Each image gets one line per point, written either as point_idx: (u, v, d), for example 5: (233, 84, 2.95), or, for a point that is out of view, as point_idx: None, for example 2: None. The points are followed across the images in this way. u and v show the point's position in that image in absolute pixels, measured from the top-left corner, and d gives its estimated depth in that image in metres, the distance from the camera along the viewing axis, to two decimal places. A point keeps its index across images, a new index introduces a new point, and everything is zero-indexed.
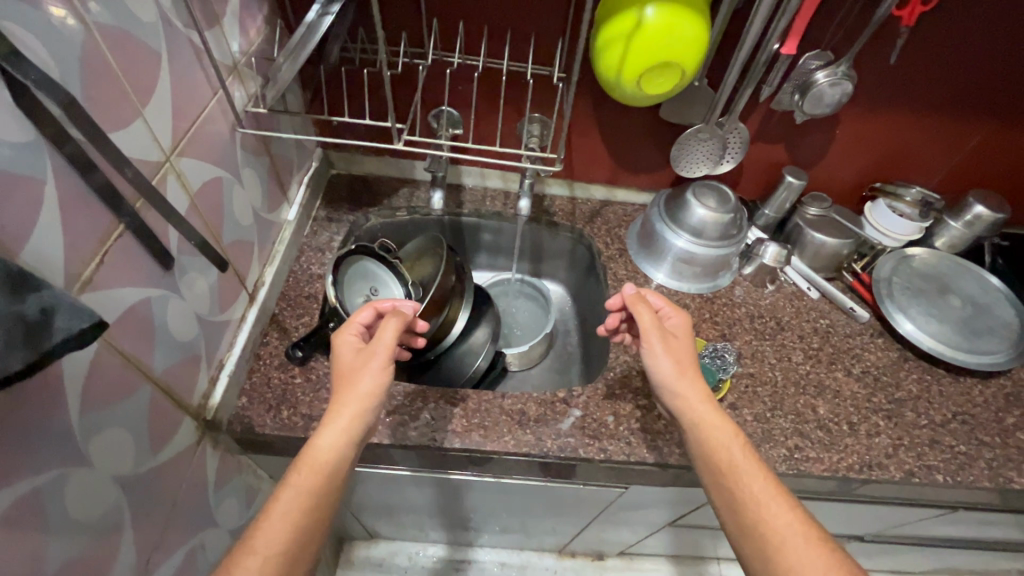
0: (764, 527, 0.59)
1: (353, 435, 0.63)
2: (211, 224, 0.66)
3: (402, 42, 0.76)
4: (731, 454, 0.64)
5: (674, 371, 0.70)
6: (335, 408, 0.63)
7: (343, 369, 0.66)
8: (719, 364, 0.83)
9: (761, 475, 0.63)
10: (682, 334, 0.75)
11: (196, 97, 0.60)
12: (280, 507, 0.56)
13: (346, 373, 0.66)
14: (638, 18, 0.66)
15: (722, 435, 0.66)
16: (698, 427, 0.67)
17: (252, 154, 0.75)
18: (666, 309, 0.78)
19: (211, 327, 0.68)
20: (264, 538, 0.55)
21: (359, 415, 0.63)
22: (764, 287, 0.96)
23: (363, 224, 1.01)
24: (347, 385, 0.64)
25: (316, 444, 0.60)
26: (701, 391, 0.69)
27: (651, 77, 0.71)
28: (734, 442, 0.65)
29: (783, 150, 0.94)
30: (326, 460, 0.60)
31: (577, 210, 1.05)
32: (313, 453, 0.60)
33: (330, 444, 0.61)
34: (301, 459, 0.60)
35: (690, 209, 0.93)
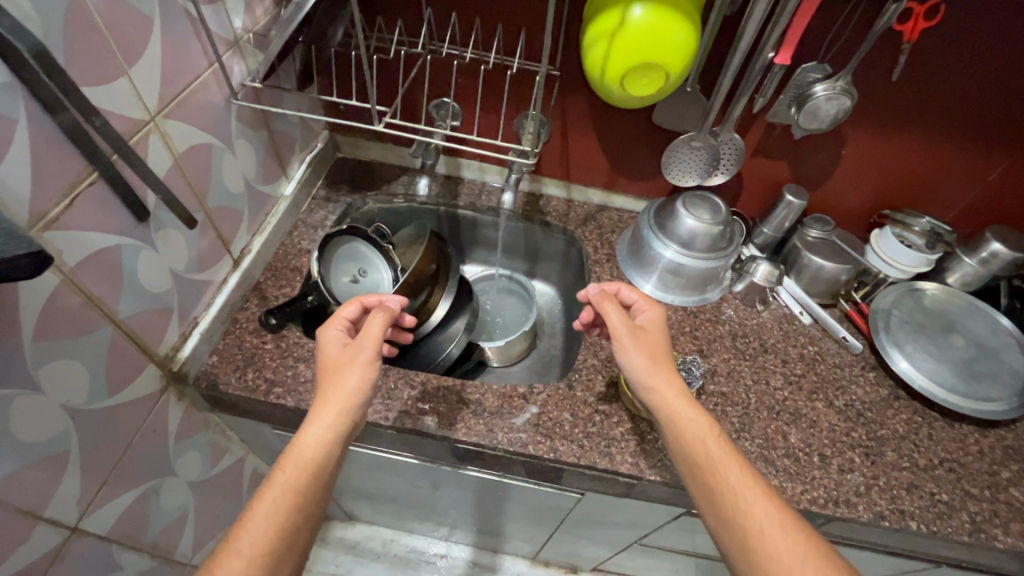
0: (750, 524, 0.56)
1: (340, 425, 0.63)
2: (195, 186, 0.70)
3: (399, 31, 0.79)
4: (707, 446, 0.62)
5: (647, 368, 0.68)
6: (322, 402, 0.64)
7: (329, 364, 0.68)
8: (686, 376, 0.80)
9: (741, 468, 0.60)
10: (655, 326, 0.74)
11: (189, 65, 0.64)
12: (266, 503, 0.57)
13: (333, 369, 0.67)
14: (623, 18, 0.66)
15: (701, 428, 0.63)
16: (676, 421, 0.65)
17: (249, 126, 0.79)
18: (641, 303, 0.77)
19: (187, 284, 0.72)
20: (249, 538, 0.54)
21: (348, 408, 0.64)
22: (752, 306, 0.93)
23: (360, 207, 1.04)
24: (334, 380, 0.66)
25: (303, 438, 0.61)
26: (676, 381, 0.68)
27: (635, 78, 0.70)
28: (710, 434, 0.63)
29: (786, 167, 0.91)
30: (314, 453, 0.61)
31: (571, 213, 1.05)
32: (300, 448, 0.61)
33: (316, 437, 0.62)
34: (286, 455, 0.60)
35: (679, 218, 0.91)
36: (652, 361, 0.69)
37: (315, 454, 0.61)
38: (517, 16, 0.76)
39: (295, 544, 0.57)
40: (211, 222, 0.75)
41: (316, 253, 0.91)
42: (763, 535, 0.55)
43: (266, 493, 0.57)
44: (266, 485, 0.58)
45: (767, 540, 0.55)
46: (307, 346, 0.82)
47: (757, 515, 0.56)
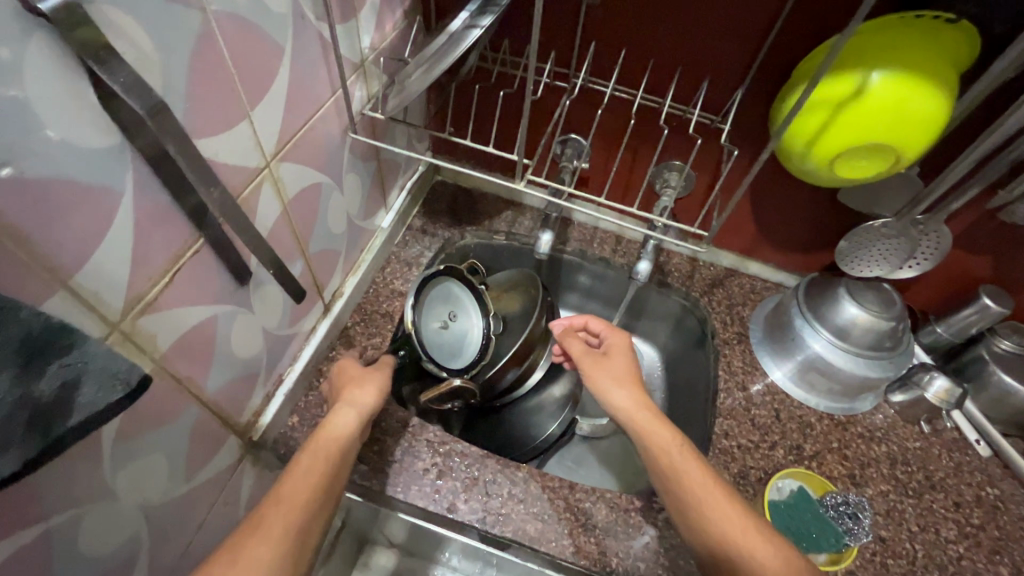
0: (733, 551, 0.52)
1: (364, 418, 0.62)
2: (300, 233, 0.60)
3: (548, 62, 0.66)
4: (675, 470, 0.58)
5: (625, 400, 0.64)
6: (340, 405, 0.62)
7: (347, 376, 0.66)
8: (850, 528, 0.66)
9: (713, 491, 0.56)
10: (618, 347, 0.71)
11: (314, 97, 0.54)
12: (299, 473, 0.53)
13: (353, 380, 0.65)
14: (860, 84, 0.51)
15: (679, 455, 0.58)
16: (654, 450, 0.59)
17: (359, 159, 0.68)
18: (607, 330, 0.74)
19: (277, 340, 0.63)
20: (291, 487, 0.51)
21: (366, 412, 0.62)
22: (915, 425, 0.77)
23: (456, 241, 0.91)
24: (353, 388, 0.64)
25: (329, 430, 0.58)
26: (647, 406, 0.63)
27: (851, 158, 0.55)
28: (677, 443, 0.60)
29: (986, 263, 0.73)
30: (337, 443, 0.58)
31: (696, 276, 0.91)
32: (326, 438, 0.57)
33: (345, 422, 0.60)
34: (312, 441, 0.57)
35: (837, 311, 0.75)
36: (626, 387, 0.65)
37: (335, 442, 0.58)
38: (696, 59, 0.62)
39: (320, 523, 0.52)
40: (309, 270, 0.65)
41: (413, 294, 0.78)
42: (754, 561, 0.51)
43: (293, 470, 0.53)
44: (293, 465, 0.54)
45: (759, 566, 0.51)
46: (393, 417, 0.71)
47: (743, 539, 0.53)
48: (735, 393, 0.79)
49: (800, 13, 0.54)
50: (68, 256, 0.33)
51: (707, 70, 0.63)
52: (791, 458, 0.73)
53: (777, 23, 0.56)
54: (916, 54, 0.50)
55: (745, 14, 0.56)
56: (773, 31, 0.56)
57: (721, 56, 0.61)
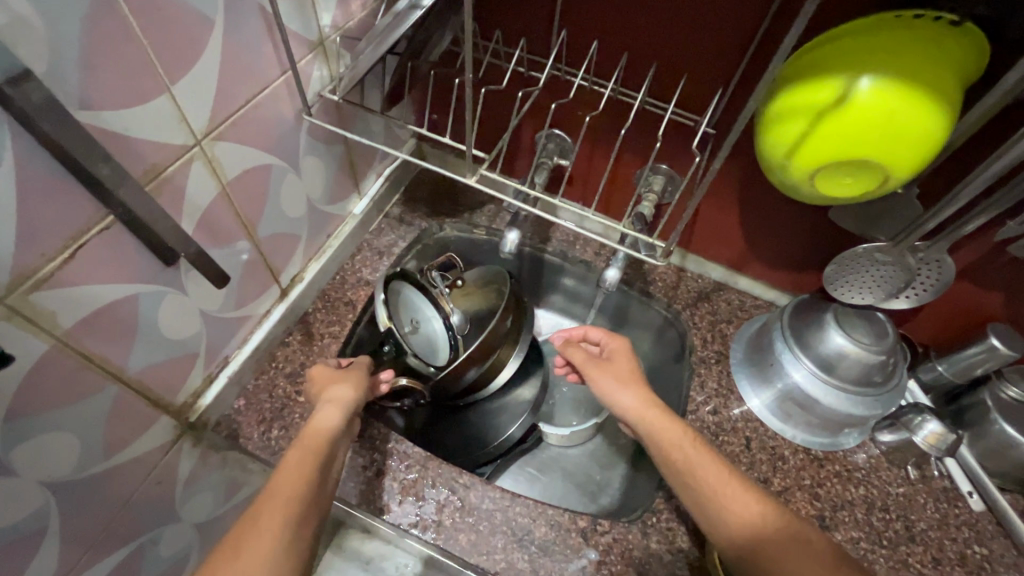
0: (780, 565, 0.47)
1: (348, 412, 0.59)
2: (245, 215, 0.58)
3: (521, 51, 0.62)
4: (698, 479, 0.54)
5: (632, 400, 0.61)
6: (325, 401, 0.59)
7: (324, 378, 0.62)
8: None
9: (744, 498, 0.52)
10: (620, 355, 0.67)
11: (256, 75, 0.51)
12: (292, 464, 0.50)
13: (328, 380, 0.62)
14: (845, 90, 0.45)
15: (704, 465, 0.54)
16: (669, 450, 0.56)
17: (322, 142, 0.66)
18: (602, 339, 0.70)
19: (222, 322, 0.62)
20: (285, 480, 0.49)
21: (350, 405, 0.59)
22: (901, 469, 0.71)
23: (435, 233, 0.89)
24: (333, 385, 0.61)
25: (314, 425, 0.56)
26: (656, 410, 0.60)
27: (834, 172, 0.49)
28: (692, 443, 0.56)
29: (998, 301, 0.66)
30: (325, 436, 0.55)
31: (680, 287, 0.86)
32: (311, 434, 0.55)
33: (327, 420, 0.57)
34: (302, 436, 0.54)
35: (821, 340, 0.69)
36: (631, 387, 0.62)
37: (321, 437, 0.55)
38: (677, 56, 0.57)
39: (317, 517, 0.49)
40: (259, 253, 0.63)
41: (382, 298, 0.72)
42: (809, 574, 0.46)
43: (287, 462, 0.51)
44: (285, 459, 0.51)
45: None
46: None
47: (794, 552, 0.48)
48: (705, 416, 0.74)
49: (786, 9, 0.49)
50: None
51: (688, 68, 0.58)
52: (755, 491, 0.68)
53: (761, 20, 0.51)
54: (911, 58, 0.44)
55: (726, 8, 0.51)
56: (757, 28, 0.51)
57: (702, 54, 0.56)
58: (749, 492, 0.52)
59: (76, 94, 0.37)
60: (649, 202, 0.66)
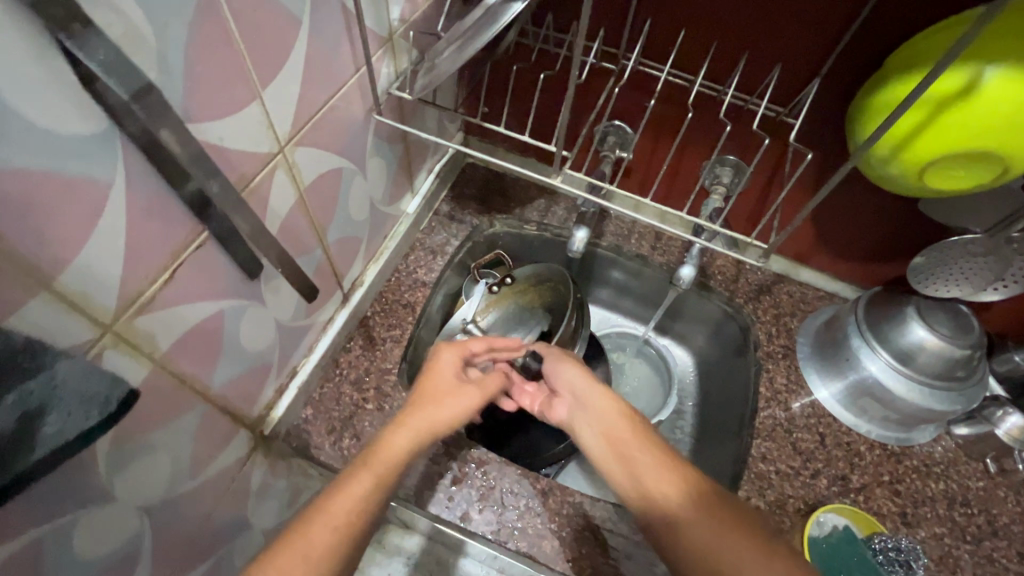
0: (686, 532, 0.45)
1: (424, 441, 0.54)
2: (317, 221, 0.56)
3: (596, 42, 0.60)
4: (630, 462, 0.51)
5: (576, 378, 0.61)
6: (410, 417, 0.55)
7: (435, 388, 0.58)
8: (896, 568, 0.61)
9: (661, 467, 0.49)
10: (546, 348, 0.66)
11: (334, 75, 0.49)
12: (347, 492, 0.47)
13: (444, 389, 0.58)
14: (969, 82, 0.42)
15: (641, 448, 0.52)
16: (602, 424, 0.56)
17: (385, 141, 0.64)
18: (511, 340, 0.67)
19: (292, 331, 0.60)
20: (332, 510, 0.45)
21: (439, 430, 0.56)
22: (980, 462, 0.70)
23: (485, 230, 0.86)
24: (448, 399, 0.58)
25: (390, 440, 0.52)
26: (600, 397, 0.59)
27: (948, 165, 0.47)
28: (622, 417, 0.56)
29: None
30: (396, 460, 0.51)
31: (741, 281, 0.84)
32: (384, 453, 0.51)
33: (404, 443, 0.52)
34: (371, 455, 0.50)
35: (903, 333, 0.67)
36: (576, 367, 0.62)
37: (391, 462, 0.50)
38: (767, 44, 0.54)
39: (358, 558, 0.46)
40: (327, 259, 0.61)
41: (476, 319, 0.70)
42: (713, 536, 0.43)
43: (349, 486, 0.47)
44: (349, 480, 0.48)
45: (716, 551, 0.42)
46: None
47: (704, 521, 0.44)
48: (777, 413, 0.72)
49: None
50: (47, 256, 0.30)
51: (778, 55, 0.55)
52: (835, 489, 0.67)
53: (867, 3, 0.48)
54: None
55: None
56: (862, 12, 0.48)
57: (796, 41, 0.53)
58: (667, 458, 0.50)
59: (182, 105, 0.34)
60: (718, 194, 0.64)
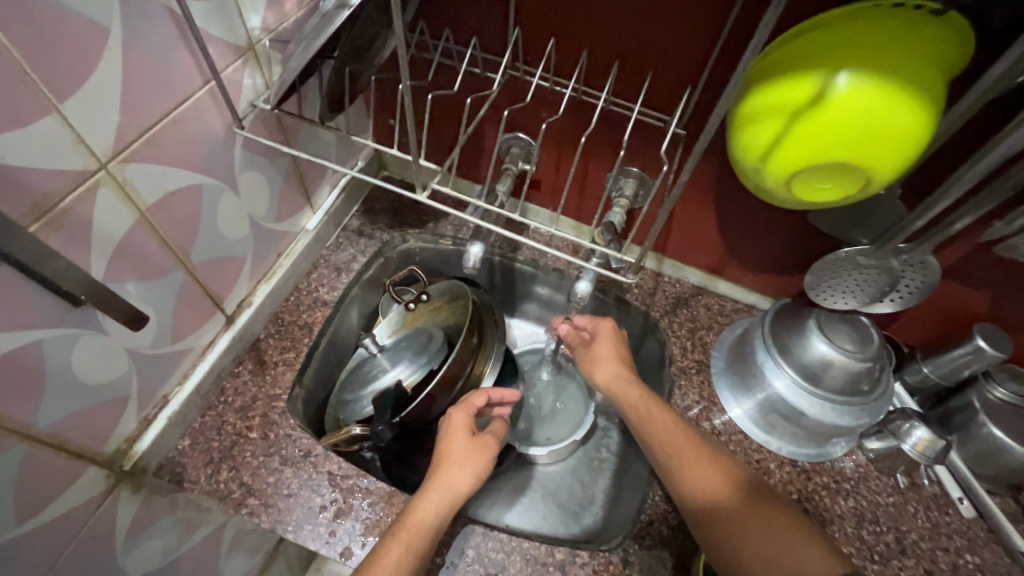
0: (736, 541, 0.50)
1: (454, 507, 0.55)
2: (172, 240, 0.52)
3: (473, 50, 0.58)
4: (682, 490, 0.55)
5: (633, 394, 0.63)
6: (434, 485, 0.55)
7: (454, 447, 0.58)
8: None
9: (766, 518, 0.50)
10: (598, 341, 0.69)
11: (174, 85, 0.46)
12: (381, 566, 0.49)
13: (464, 454, 0.58)
14: (822, 88, 0.41)
15: (710, 479, 0.54)
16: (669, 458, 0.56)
17: (261, 156, 0.61)
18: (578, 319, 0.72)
19: (155, 360, 0.56)
20: None
21: (462, 497, 0.55)
22: (890, 476, 0.68)
23: (397, 245, 0.82)
24: (454, 467, 0.56)
25: (420, 508, 0.53)
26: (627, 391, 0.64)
27: (815, 177, 0.46)
28: (683, 441, 0.57)
29: (985, 299, 0.63)
30: (429, 530, 0.52)
31: (658, 294, 0.81)
32: (413, 517, 0.52)
33: (433, 507, 0.53)
34: (399, 528, 0.52)
35: (807, 345, 0.65)
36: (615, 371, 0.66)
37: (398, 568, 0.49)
38: (641, 54, 0.54)
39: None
40: (194, 280, 0.57)
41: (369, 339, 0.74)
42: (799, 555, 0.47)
43: (384, 558, 0.49)
44: (382, 555, 0.50)
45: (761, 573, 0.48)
46: (297, 444, 0.64)
47: (752, 525, 0.50)
48: None
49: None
50: None
51: (654, 64, 0.54)
52: None
53: (735, 6, 0.47)
54: (885, 55, 0.40)
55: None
56: (731, 14, 0.47)
57: (666, 50, 0.52)
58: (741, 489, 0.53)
59: None
60: (618, 208, 0.62)
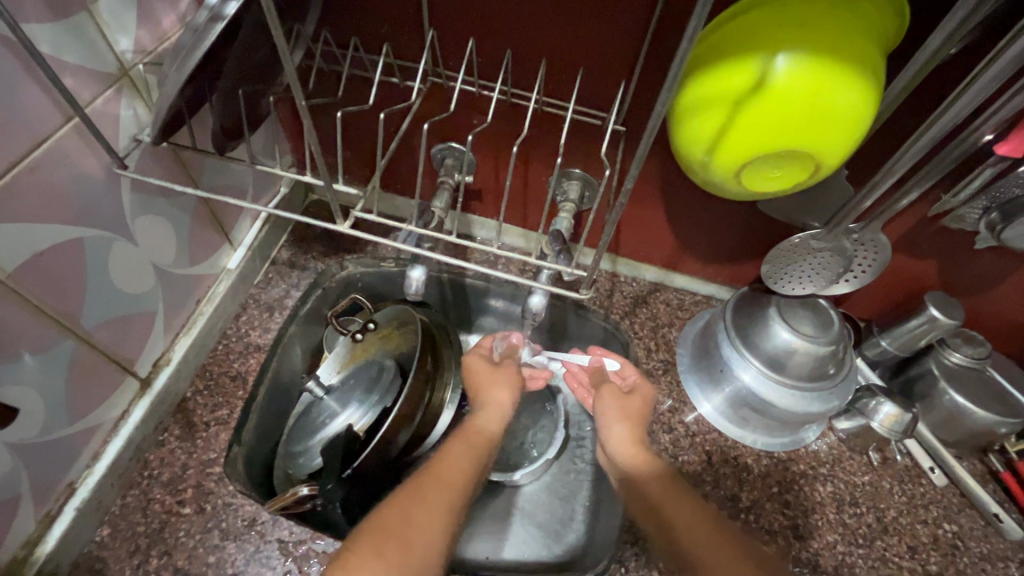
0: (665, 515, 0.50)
1: (502, 417, 0.64)
2: (52, 308, 0.45)
3: (388, 57, 0.53)
4: (625, 464, 0.58)
5: (621, 434, 0.60)
6: (483, 400, 0.65)
7: (482, 374, 0.68)
8: None
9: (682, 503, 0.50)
10: (640, 399, 0.64)
11: (22, 127, 0.39)
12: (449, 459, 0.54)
13: (489, 380, 0.67)
14: (763, 72, 0.38)
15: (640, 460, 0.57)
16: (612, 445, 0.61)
17: (159, 196, 0.54)
18: (624, 369, 0.67)
19: (49, 447, 0.48)
20: (447, 469, 0.53)
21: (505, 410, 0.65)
22: (863, 455, 0.68)
23: (335, 273, 0.74)
24: (492, 386, 0.66)
25: (476, 424, 0.61)
26: (641, 454, 0.58)
27: (763, 166, 0.43)
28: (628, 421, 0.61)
29: (932, 269, 0.63)
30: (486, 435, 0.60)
31: (616, 294, 0.78)
32: (472, 432, 0.60)
33: (485, 420, 0.62)
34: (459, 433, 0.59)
35: (769, 333, 0.64)
36: (622, 426, 0.60)
37: (462, 464, 0.55)
38: (568, 49, 0.50)
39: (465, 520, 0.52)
40: (89, 347, 0.50)
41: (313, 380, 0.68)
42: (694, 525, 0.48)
43: (447, 461, 0.54)
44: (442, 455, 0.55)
45: (693, 545, 0.47)
46: (239, 514, 0.57)
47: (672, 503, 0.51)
48: (661, 435, 0.68)
49: None
50: None
51: (583, 58, 0.50)
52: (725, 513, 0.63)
53: None
54: (823, 33, 0.37)
55: None
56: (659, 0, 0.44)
57: (595, 44, 0.49)
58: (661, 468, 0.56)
59: None
60: (565, 213, 0.57)
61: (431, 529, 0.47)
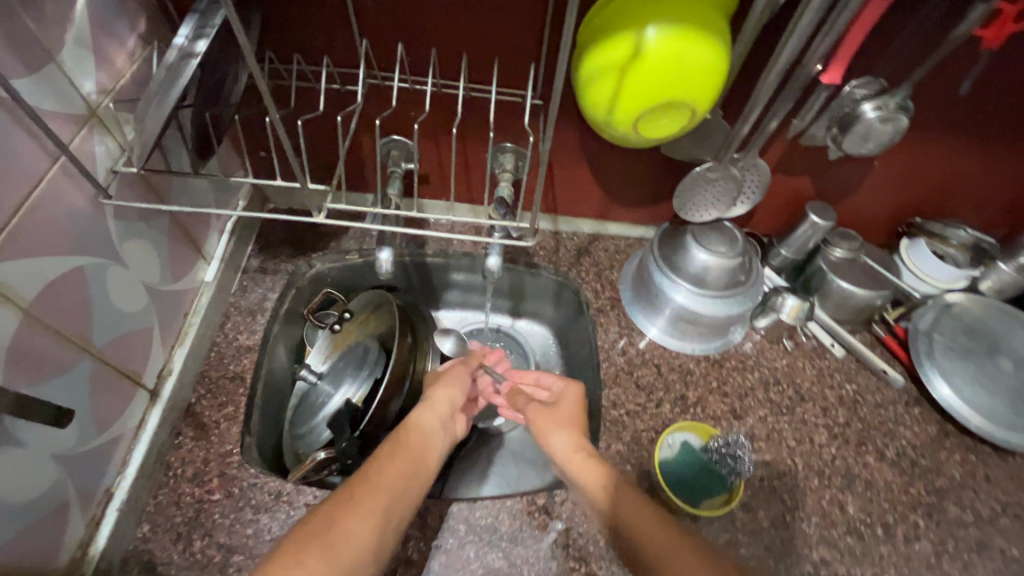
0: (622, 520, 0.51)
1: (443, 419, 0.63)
2: (68, 332, 0.50)
3: (326, 67, 0.60)
4: (574, 468, 0.59)
5: (564, 441, 0.62)
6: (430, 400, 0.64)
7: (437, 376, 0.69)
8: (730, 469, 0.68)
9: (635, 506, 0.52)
10: (565, 405, 0.68)
11: (19, 172, 0.44)
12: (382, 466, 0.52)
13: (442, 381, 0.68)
14: (638, 42, 0.48)
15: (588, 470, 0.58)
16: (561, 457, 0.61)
17: (137, 221, 0.58)
18: (551, 382, 0.72)
19: (83, 458, 0.54)
20: (378, 471, 0.52)
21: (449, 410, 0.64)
22: (780, 343, 0.82)
23: (305, 272, 0.81)
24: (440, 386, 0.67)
25: (417, 425, 0.60)
26: (584, 459, 0.60)
27: (653, 117, 0.54)
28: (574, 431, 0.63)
29: (808, 183, 0.77)
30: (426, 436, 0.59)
31: (561, 249, 0.89)
32: (414, 431, 0.59)
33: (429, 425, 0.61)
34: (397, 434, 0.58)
35: (689, 255, 0.76)
36: (567, 433, 0.63)
37: (394, 472, 0.52)
38: (482, 41, 0.59)
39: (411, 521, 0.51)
40: (102, 365, 0.55)
41: (304, 370, 0.75)
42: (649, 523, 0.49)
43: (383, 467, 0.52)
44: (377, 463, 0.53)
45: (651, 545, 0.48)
46: (265, 489, 0.64)
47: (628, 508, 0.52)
48: (617, 359, 0.79)
49: None
50: None
51: (496, 46, 0.59)
52: (678, 410, 0.75)
53: None
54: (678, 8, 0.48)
55: None
56: None
57: (504, 33, 0.58)
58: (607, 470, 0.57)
59: None
60: (505, 181, 0.66)
61: (360, 524, 0.45)
